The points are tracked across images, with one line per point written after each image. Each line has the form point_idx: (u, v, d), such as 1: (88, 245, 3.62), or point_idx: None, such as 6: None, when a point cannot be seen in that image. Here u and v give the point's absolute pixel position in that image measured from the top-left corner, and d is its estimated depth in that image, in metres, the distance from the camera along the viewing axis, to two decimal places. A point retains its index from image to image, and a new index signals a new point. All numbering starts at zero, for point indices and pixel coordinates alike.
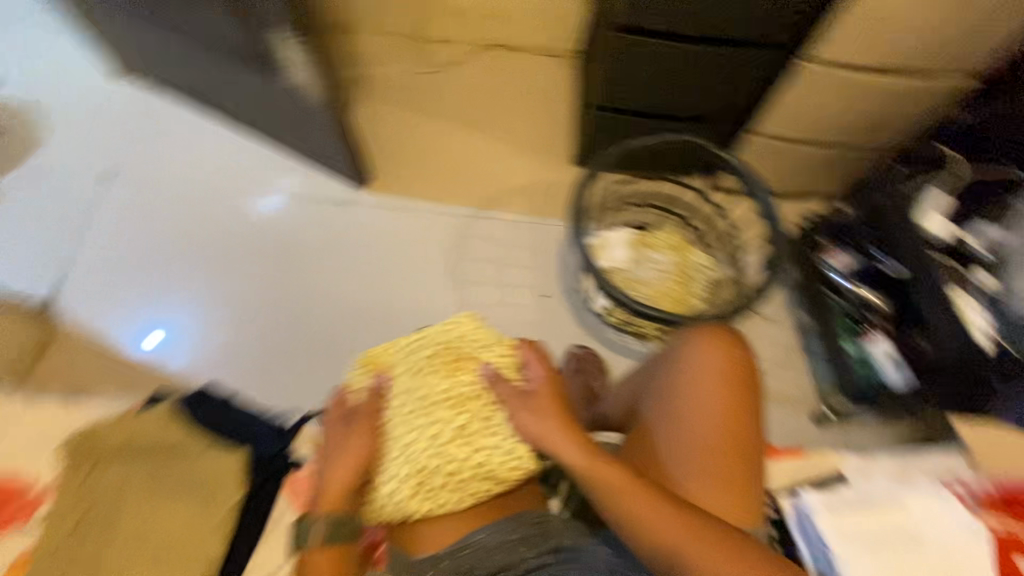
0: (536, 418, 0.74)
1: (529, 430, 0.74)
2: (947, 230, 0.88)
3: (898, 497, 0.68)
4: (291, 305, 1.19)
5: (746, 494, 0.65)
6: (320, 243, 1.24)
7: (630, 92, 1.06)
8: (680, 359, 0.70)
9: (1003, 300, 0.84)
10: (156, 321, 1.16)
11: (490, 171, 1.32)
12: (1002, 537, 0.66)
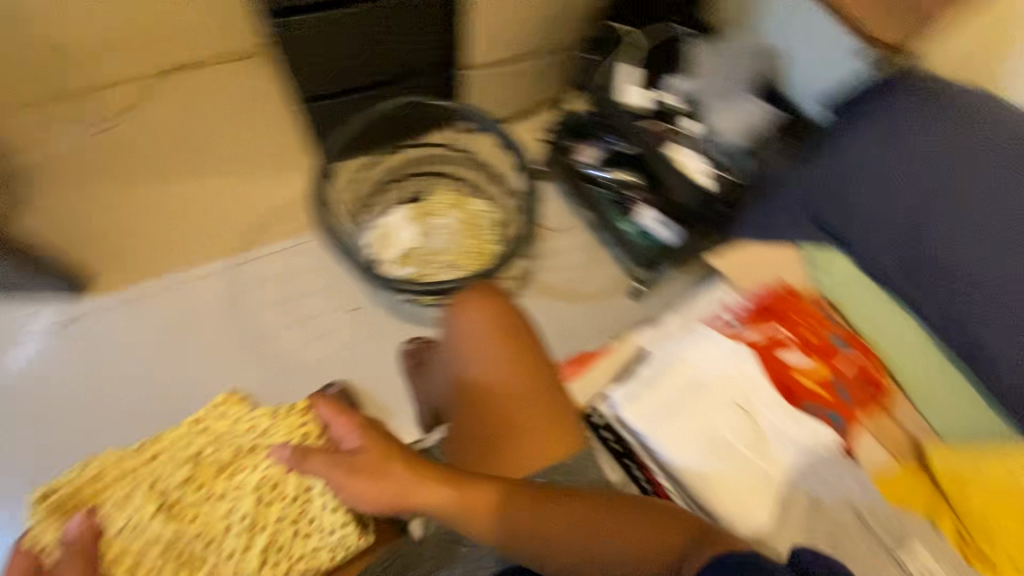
0: (377, 479, 0.57)
1: (373, 501, 0.57)
2: (647, 99, 0.98)
3: (679, 355, 0.77)
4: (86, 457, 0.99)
5: (559, 432, 0.66)
6: (76, 372, 1.04)
7: (326, 75, 0.99)
8: (453, 336, 0.70)
9: (713, 139, 0.93)
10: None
11: (231, 210, 1.16)
12: (764, 344, 0.77)
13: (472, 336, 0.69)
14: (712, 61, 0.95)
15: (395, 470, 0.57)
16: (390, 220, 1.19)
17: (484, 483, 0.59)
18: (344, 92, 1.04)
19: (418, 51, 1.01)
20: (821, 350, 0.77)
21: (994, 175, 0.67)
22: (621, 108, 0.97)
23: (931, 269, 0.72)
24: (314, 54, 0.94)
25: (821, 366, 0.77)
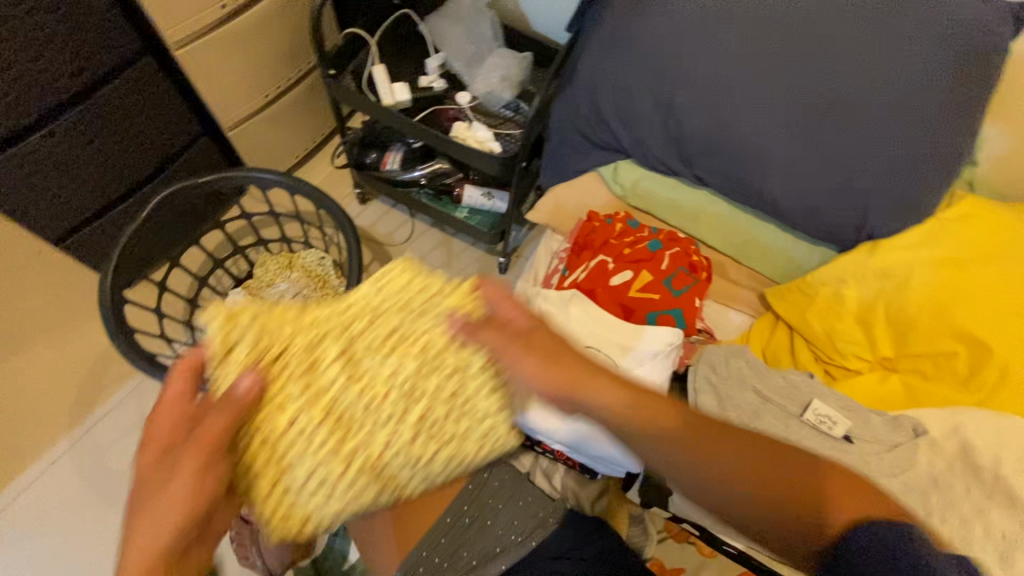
0: (546, 360, 0.49)
1: (544, 384, 0.48)
2: (408, 90, 0.93)
3: None
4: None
5: None
6: None
7: (67, 197, 0.91)
8: None
9: (483, 104, 0.93)
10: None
11: (46, 385, 1.04)
12: (587, 283, 0.76)
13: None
14: (451, 30, 0.94)
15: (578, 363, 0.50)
16: None
17: (662, 403, 0.49)
18: (99, 213, 0.98)
19: (151, 139, 0.97)
20: (637, 258, 0.76)
21: (698, 47, 0.71)
22: (386, 108, 0.90)
23: (696, 148, 0.74)
24: (35, 189, 0.87)
25: (643, 272, 0.76)
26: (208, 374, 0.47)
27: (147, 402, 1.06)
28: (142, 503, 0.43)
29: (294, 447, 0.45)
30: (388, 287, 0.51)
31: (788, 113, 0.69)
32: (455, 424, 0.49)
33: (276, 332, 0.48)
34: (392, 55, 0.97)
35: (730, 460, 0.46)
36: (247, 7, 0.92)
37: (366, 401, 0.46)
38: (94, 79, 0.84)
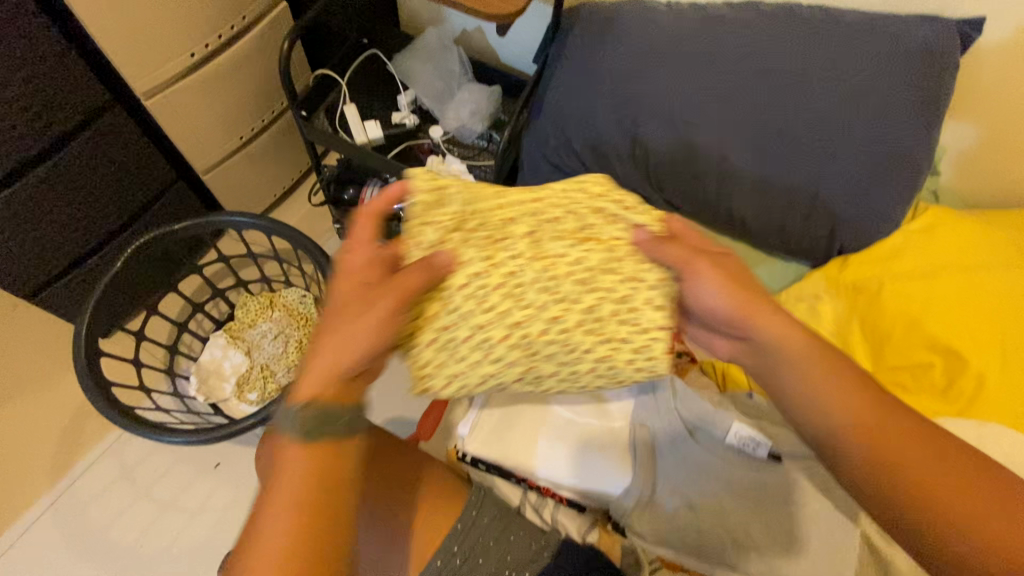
0: (734, 287, 0.51)
1: (721, 305, 0.51)
2: (380, 128, 0.94)
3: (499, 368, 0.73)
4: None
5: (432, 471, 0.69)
6: None
7: (40, 253, 0.91)
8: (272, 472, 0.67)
9: (455, 137, 0.94)
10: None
11: (23, 441, 1.02)
12: None
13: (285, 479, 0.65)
14: (421, 67, 0.95)
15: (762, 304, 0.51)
16: (204, 357, 1.09)
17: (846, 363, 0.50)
18: (71, 264, 0.97)
19: (124, 190, 0.97)
20: None
21: (663, 71, 0.73)
22: (358, 147, 0.91)
23: (665, 169, 0.75)
24: (6, 248, 0.86)
25: None
26: (406, 252, 0.53)
27: (131, 451, 1.04)
28: (342, 323, 0.47)
29: (462, 341, 0.50)
30: (585, 186, 0.57)
31: (756, 129, 0.70)
32: (618, 324, 0.51)
33: (482, 215, 0.54)
34: (364, 93, 0.98)
35: (899, 439, 0.46)
36: (216, 53, 0.93)
37: (547, 277, 0.51)
38: (61, 133, 0.83)
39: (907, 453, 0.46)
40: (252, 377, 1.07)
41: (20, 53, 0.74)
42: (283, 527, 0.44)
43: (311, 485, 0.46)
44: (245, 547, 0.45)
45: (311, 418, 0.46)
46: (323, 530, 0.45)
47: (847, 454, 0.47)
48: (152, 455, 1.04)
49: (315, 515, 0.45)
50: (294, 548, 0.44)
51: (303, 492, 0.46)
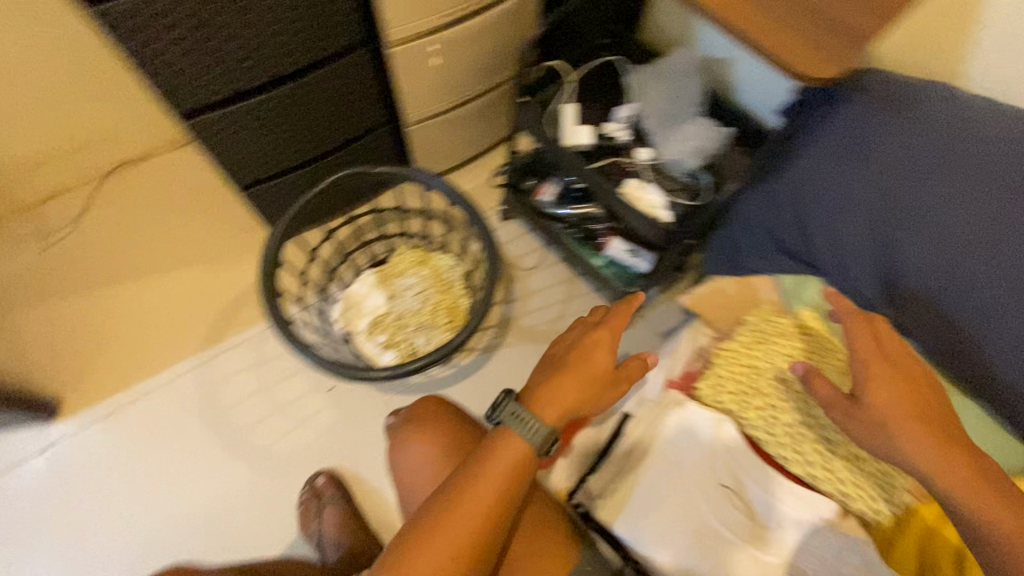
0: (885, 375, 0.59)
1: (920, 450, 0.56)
2: (593, 134, 0.90)
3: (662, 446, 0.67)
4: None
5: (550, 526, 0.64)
6: (86, 483, 1.03)
7: (261, 156, 0.99)
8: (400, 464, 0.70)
9: (661, 167, 0.89)
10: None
11: (198, 299, 1.17)
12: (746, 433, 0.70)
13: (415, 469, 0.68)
14: (654, 85, 0.90)
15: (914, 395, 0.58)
16: (353, 288, 1.16)
17: None
18: (276, 170, 1.04)
19: (345, 120, 1.02)
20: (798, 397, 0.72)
21: (955, 189, 0.60)
22: (566, 149, 0.88)
23: (910, 290, 0.65)
24: (241, 143, 0.94)
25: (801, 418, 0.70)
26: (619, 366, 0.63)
27: (268, 348, 1.14)
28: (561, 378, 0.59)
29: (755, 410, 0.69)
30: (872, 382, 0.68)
31: (870, 223, 0.67)
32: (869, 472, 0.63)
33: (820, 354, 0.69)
34: (588, 94, 0.95)
35: None
36: (468, 18, 0.94)
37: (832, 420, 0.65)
38: (314, 59, 0.88)
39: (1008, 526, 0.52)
40: (387, 322, 1.13)
41: None
42: (485, 494, 0.54)
43: (518, 473, 0.56)
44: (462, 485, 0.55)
45: (547, 439, 0.56)
46: (508, 507, 0.55)
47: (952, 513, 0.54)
48: (284, 359, 1.13)
49: (504, 501, 0.55)
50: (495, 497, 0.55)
51: (506, 477, 0.55)
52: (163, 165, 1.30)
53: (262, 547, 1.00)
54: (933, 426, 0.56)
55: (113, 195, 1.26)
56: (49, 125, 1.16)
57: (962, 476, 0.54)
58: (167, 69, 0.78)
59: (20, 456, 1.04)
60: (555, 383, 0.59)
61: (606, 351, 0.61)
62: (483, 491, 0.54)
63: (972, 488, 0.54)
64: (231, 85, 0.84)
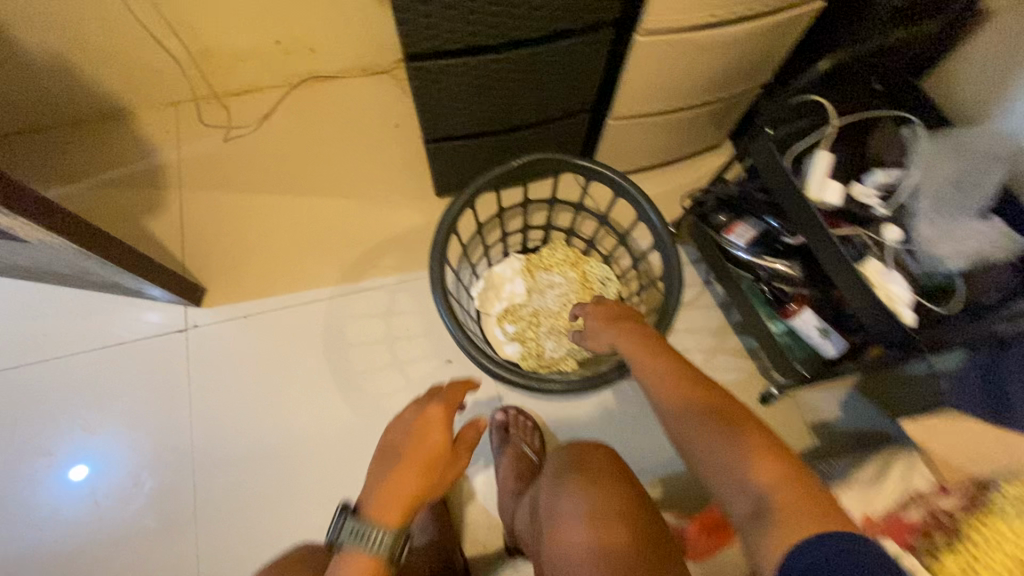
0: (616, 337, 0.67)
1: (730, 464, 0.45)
2: (841, 194, 0.77)
3: None
4: (181, 443, 1.05)
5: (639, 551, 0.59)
6: (206, 375, 1.08)
7: (462, 117, 0.93)
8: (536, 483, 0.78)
9: (910, 254, 0.75)
10: (77, 446, 1.05)
11: (348, 232, 1.17)
12: None
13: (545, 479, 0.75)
14: (943, 157, 0.75)
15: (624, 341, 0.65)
16: (495, 268, 1.10)
17: None
18: (468, 133, 0.98)
19: (555, 97, 0.94)
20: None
21: None
22: (805, 204, 0.76)
23: None
24: (449, 100, 0.88)
25: None
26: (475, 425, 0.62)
27: (401, 301, 1.12)
28: (403, 463, 0.55)
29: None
30: None
31: None
32: None
33: None
34: (845, 145, 0.81)
35: None
36: (733, 23, 0.83)
37: None
38: (561, 28, 0.79)
39: (710, 421, 0.49)
40: (523, 316, 1.06)
41: None
42: None
43: None
44: None
45: (392, 548, 0.51)
46: None
47: (692, 443, 0.49)
48: (412, 317, 1.11)
49: None
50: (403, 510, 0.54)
51: None
52: (349, 89, 1.31)
53: (343, 487, 1.02)
54: (721, 415, 0.49)
55: (296, 106, 1.28)
56: (263, 27, 1.15)
57: (673, 381, 0.54)
58: (412, 20, 0.71)
59: (161, 323, 1.11)
60: (388, 473, 0.55)
61: (440, 428, 0.58)
62: None
63: (685, 390, 0.53)
64: (472, 36, 0.76)
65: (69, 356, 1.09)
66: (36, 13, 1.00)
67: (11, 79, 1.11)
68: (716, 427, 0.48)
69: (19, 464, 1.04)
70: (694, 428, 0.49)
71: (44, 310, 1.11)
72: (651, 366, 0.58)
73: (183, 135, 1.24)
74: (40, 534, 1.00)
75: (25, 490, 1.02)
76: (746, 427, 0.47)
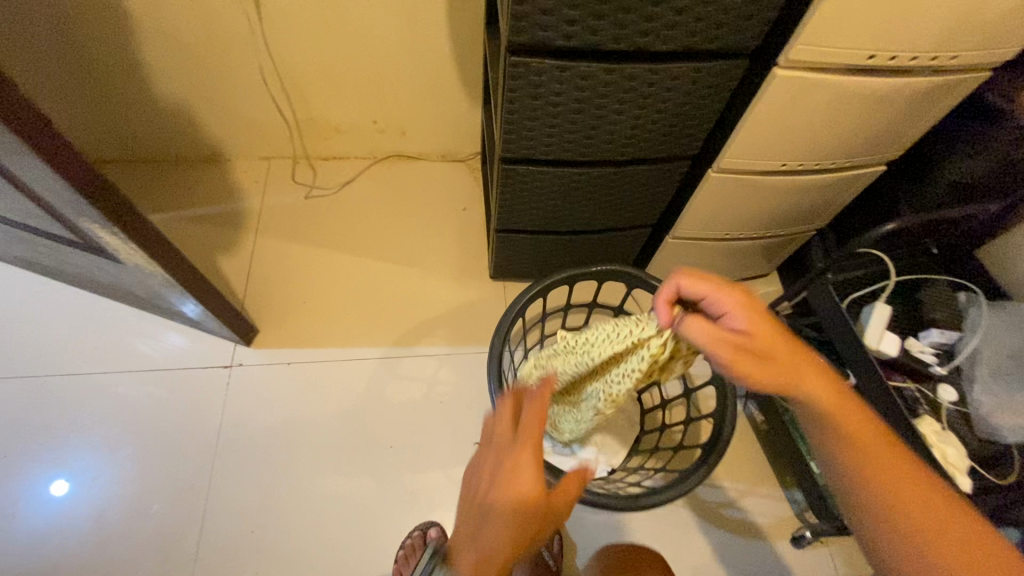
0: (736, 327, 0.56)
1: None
2: (898, 347, 0.79)
3: None
4: (179, 476, 1.05)
5: None
6: (242, 414, 1.10)
7: (537, 216, 1.00)
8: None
9: (969, 419, 0.77)
10: (69, 457, 1.06)
11: (405, 299, 1.23)
12: None
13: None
14: (1005, 330, 0.76)
15: (751, 347, 0.54)
16: None
17: None
18: (538, 229, 1.05)
19: (625, 212, 1.01)
20: None
21: None
22: (863, 352, 0.78)
23: None
24: (529, 199, 0.96)
25: None
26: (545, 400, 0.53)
27: (442, 373, 1.14)
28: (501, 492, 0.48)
29: None
30: None
31: None
32: None
33: None
34: (900, 301, 0.85)
35: None
36: (802, 174, 0.91)
37: None
38: (644, 156, 0.87)
39: (885, 479, 0.48)
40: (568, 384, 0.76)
41: (697, 97, 0.77)
42: None
43: None
44: None
45: None
46: None
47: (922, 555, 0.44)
48: (452, 394, 1.12)
49: None
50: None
51: None
52: (429, 170, 1.42)
53: (350, 554, 0.99)
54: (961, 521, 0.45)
55: (378, 177, 1.40)
56: (368, 108, 1.28)
57: (836, 433, 0.51)
58: (517, 129, 0.80)
59: (217, 349, 1.16)
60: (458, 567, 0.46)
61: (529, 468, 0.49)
62: None
63: (865, 449, 0.50)
64: (566, 150, 0.85)
65: (102, 375, 1.14)
66: (177, 72, 1.14)
67: (143, 124, 1.25)
68: (898, 493, 0.47)
69: (46, 452, 1.07)
70: (871, 484, 0.48)
71: (109, 329, 1.18)
72: (812, 395, 0.52)
73: (272, 187, 1.35)
74: (43, 540, 1.00)
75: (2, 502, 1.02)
76: (958, 512, 0.46)
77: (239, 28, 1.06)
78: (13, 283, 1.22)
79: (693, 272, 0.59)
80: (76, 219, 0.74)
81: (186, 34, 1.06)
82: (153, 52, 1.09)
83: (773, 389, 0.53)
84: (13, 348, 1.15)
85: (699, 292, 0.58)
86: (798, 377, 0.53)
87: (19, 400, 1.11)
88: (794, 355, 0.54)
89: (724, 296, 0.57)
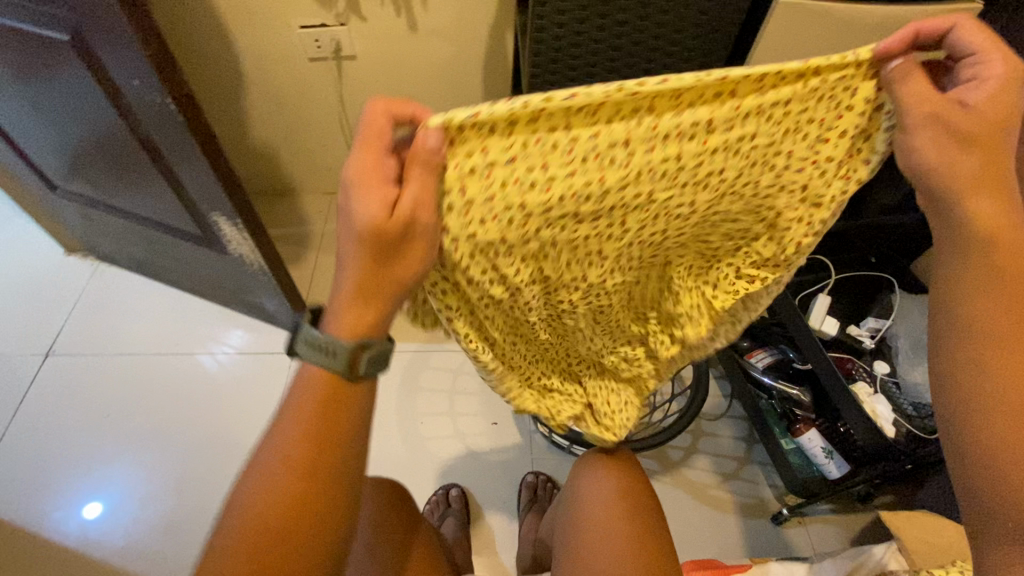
0: (967, 102, 0.47)
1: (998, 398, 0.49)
2: (836, 328, 1.00)
3: None
4: (205, 502, 1.20)
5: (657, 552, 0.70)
6: None
7: None
8: (577, 482, 0.79)
9: (896, 386, 0.95)
10: (125, 456, 1.25)
11: None
12: None
13: (599, 486, 0.77)
14: (914, 317, 0.99)
15: (964, 128, 0.47)
16: None
17: None
18: None
19: None
20: None
21: None
22: (811, 332, 0.98)
23: None
24: None
25: None
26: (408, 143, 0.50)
27: (466, 365, 1.35)
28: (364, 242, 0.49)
29: None
30: None
31: None
32: None
33: None
34: (841, 299, 1.07)
35: None
36: None
37: None
38: None
39: (999, 284, 0.50)
40: (632, 136, 0.47)
41: None
42: (280, 480, 0.49)
43: (312, 456, 0.50)
44: (275, 502, 0.49)
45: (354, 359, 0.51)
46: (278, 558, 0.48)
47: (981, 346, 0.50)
48: (474, 382, 1.32)
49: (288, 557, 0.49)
50: (327, 432, 0.50)
51: (298, 490, 0.49)
52: None
53: None
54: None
55: None
56: None
57: (991, 264, 0.49)
58: None
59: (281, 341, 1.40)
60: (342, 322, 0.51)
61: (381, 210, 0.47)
62: (277, 468, 0.50)
63: (1006, 291, 0.49)
64: None
65: (157, 391, 1.33)
66: (269, 123, 1.46)
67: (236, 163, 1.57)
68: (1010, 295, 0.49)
69: (137, 417, 1.30)
70: (981, 283, 0.50)
71: (194, 322, 1.44)
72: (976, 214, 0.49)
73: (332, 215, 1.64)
74: (131, 487, 1.21)
75: (41, 521, 1.17)
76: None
77: (324, 89, 1.38)
78: (120, 285, 1.50)
79: (976, 21, 0.49)
80: (210, 214, 1.02)
81: (284, 96, 1.39)
82: (255, 107, 1.42)
83: (947, 183, 0.49)
84: (116, 334, 1.41)
85: (969, 45, 0.48)
86: (974, 187, 0.48)
87: (119, 376, 1.35)
88: (1000, 168, 0.48)
89: (992, 60, 0.47)
